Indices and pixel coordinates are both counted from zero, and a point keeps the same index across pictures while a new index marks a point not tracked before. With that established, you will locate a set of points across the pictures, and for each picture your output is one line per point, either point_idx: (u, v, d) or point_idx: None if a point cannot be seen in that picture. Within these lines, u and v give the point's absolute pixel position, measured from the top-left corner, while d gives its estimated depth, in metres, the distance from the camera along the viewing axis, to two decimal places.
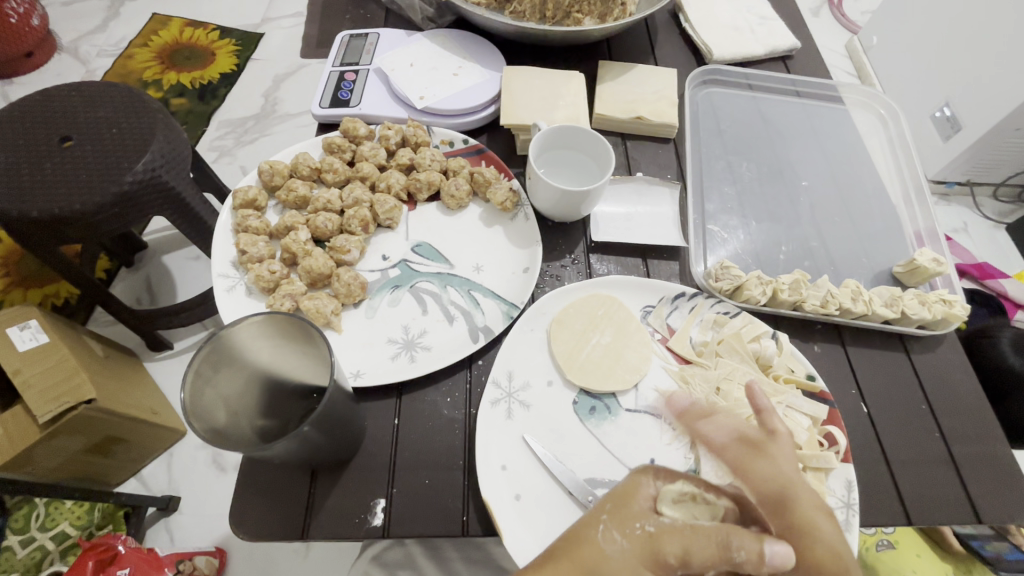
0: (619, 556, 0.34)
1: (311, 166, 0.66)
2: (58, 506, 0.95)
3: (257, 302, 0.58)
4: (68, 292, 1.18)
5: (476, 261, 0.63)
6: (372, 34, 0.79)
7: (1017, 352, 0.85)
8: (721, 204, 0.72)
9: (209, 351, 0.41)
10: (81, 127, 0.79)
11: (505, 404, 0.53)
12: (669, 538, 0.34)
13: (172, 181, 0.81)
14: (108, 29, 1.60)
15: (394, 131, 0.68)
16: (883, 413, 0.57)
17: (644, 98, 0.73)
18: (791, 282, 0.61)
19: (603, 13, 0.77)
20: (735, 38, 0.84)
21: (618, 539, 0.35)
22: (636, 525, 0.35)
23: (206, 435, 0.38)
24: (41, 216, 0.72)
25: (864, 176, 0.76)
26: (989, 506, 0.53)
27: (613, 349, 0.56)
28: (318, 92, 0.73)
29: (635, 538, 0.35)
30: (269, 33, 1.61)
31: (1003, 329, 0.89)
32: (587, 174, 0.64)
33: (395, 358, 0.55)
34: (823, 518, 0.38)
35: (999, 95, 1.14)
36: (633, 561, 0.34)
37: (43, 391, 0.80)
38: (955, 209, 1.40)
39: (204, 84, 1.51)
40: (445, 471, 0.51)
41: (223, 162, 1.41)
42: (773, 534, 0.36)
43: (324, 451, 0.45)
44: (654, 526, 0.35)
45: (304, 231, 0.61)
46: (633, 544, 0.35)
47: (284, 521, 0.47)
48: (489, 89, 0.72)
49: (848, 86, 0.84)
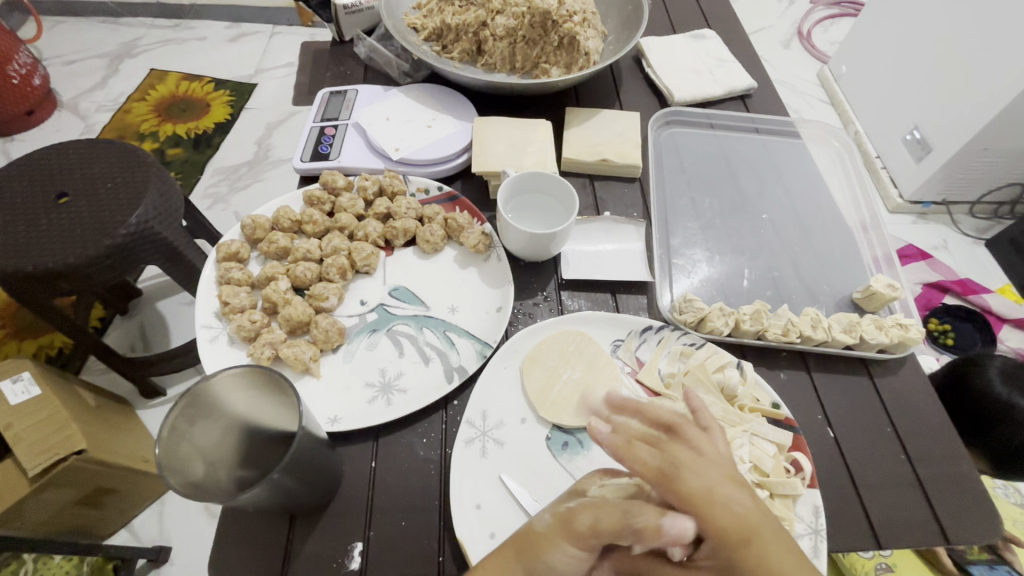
0: (546, 530, 0.38)
1: (292, 218, 0.69)
2: (46, 561, 0.95)
3: (238, 351, 0.60)
4: (62, 342, 1.20)
5: (451, 303, 0.66)
6: (351, 91, 0.84)
7: (1007, 382, 0.84)
8: (686, 238, 0.75)
9: (183, 406, 0.43)
10: (77, 183, 0.83)
11: (479, 442, 0.55)
12: (583, 513, 0.37)
13: (164, 233, 0.84)
14: (106, 85, 1.67)
15: (371, 181, 0.72)
16: (849, 436, 0.58)
17: (609, 141, 0.77)
18: (752, 312, 0.63)
19: (568, 63, 0.82)
20: (695, 80, 0.89)
21: (546, 515, 0.39)
22: (563, 505, 0.39)
23: (180, 489, 0.39)
24: (36, 271, 0.75)
25: (823, 206, 0.80)
26: (957, 527, 0.54)
27: (583, 384, 0.58)
28: (300, 146, 0.77)
29: (559, 513, 0.38)
30: (262, 83, 1.69)
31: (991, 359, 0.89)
32: (555, 216, 0.67)
33: (372, 402, 0.57)
34: (729, 480, 0.35)
35: (965, 118, 1.18)
36: (553, 531, 0.38)
37: (34, 443, 0.81)
38: (933, 227, 1.43)
39: (199, 134, 1.56)
40: (422, 512, 0.52)
41: (216, 209, 1.45)
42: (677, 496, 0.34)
43: (300, 497, 0.46)
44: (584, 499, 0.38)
45: (284, 281, 0.64)
46: (557, 518, 0.38)
47: (262, 568, 0.48)
48: (461, 139, 0.76)
49: (805, 123, 0.88)
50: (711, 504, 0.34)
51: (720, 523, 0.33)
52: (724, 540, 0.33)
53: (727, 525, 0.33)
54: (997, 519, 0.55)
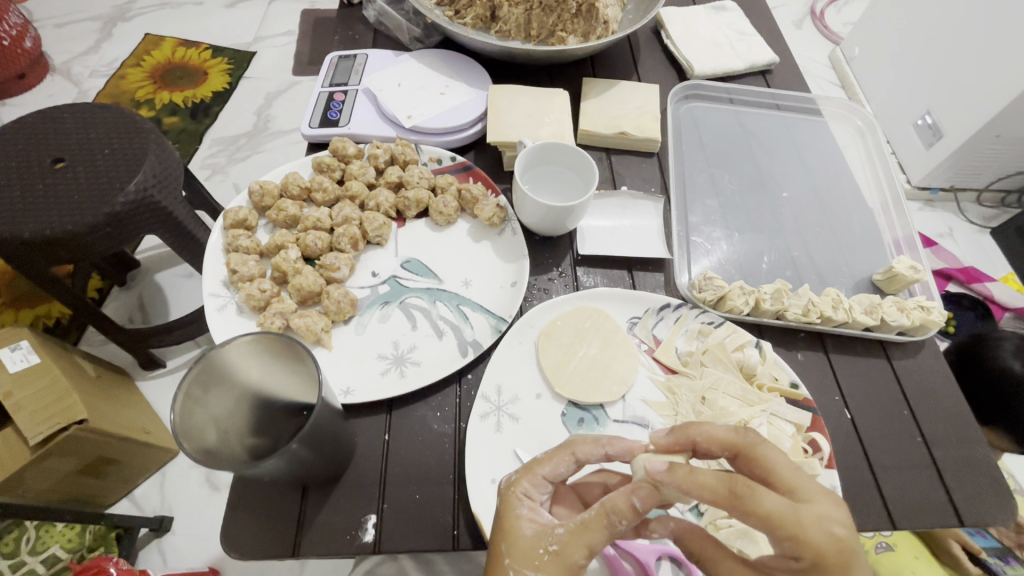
0: None
1: (301, 186, 0.67)
2: (49, 529, 0.95)
3: (247, 321, 0.59)
4: (60, 312, 1.19)
5: (465, 276, 0.64)
6: (361, 55, 0.81)
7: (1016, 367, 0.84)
8: (705, 216, 0.73)
9: (197, 372, 0.42)
10: (73, 148, 0.80)
11: (494, 417, 0.54)
12: (571, 550, 0.37)
13: (163, 201, 0.81)
14: (100, 49, 1.61)
15: (383, 150, 0.70)
16: (866, 417, 0.58)
17: (628, 114, 0.75)
18: (773, 291, 0.62)
19: (586, 31, 0.78)
20: (715, 54, 0.86)
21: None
22: (540, 553, 0.38)
23: (194, 455, 0.38)
24: (33, 237, 0.72)
25: (843, 186, 0.78)
26: (971, 509, 0.54)
27: (600, 360, 0.57)
28: (308, 112, 0.74)
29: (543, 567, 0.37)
30: (261, 51, 1.63)
31: (1003, 339, 0.89)
32: (573, 190, 0.66)
33: (385, 374, 0.56)
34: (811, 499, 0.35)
35: (977, 103, 1.16)
36: None
37: (35, 411, 0.79)
38: (940, 214, 1.42)
39: (196, 103, 1.52)
40: (435, 485, 0.51)
41: (215, 180, 1.42)
42: (760, 512, 0.34)
43: (314, 468, 0.46)
44: (555, 543, 0.38)
45: (294, 250, 0.62)
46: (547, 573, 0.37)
47: (273, 538, 0.48)
48: (475, 108, 0.74)
49: (827, 100, 0.86)
50: (802, 523, 0.34)
51: (813, 544, 0.33)
52: (818, 563, 0.33)
53: (823, 547, 0.33)
54: (1012, 504, 0.54)
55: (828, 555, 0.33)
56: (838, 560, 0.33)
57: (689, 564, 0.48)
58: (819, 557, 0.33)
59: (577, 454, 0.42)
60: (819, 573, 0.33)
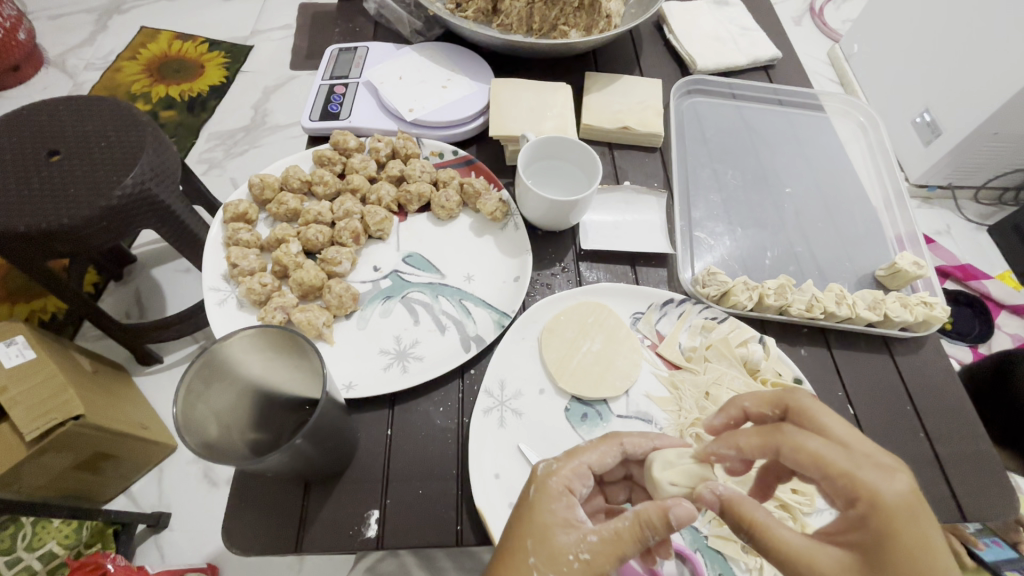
0: None
1: (301, 179, 0.66)
2: (45, 525, 0.91)
3: (248, 315, 0.58)
4: (56, 307, 1.17)
5: (467, 271, 0.64)
6: (361, 47, 0.80)
7: None
8: (708, 211, 0.73)
9: (201, 366, 0.41)
10: (69, 140, 0.79)
11: (497, 412, 0.54)
12: (603, 561, 0.37)
13: (161, 194, 0.81)
14: (96, 42, 1.59)
15: (384, 143, 0.69)
16: (869, 413, 0.58)
17: (630, 108, 0.75)
18: (776, 287, 0.62)
19: (588, 25, 0.78)
20: (717, 48, 0.85)
21: None
22: (568, 558, 0.37)
23: (198, 450, 0.38)
24: (29, 231, 0.71)
25: (846, 182, 0.78)
26: (974, 504, 0.54)
27: (603, 355, 0.57)
28: (308, 105, 0.73)
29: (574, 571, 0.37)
30: (258, 45, 1.62)
31: None
32: (576, 184, 0.65)
33: (387, 368, 0.55)
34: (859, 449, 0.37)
35: (976, 101, 1.16)
36: None
37: (30, 408, 0.78)
38: (938, 211, 1.42)
39: (193, 96, 1.51)
40: (438, 480, 0.51)
41: (212, 174, 1.41)
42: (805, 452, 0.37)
43: (316, 464, 0.45)
44: (587, 552, 0.37)
45: (295, 244, 0.62)
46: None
47: (276, 534, 0.47)
48: (477, 101, 0.73)
49: (830, 95, 0.86)
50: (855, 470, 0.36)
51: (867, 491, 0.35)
52: (874, 510, 0.34)
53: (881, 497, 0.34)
54: (1013, 500, 0.54)
55: (883, 500, 0.34)
56: (895, 512, 0.34)
57: (692, 559, 0.48)
58: (877, 503, 0.34)
59: (624, 446, 0.45)
60: (874, 521, 0.34)
